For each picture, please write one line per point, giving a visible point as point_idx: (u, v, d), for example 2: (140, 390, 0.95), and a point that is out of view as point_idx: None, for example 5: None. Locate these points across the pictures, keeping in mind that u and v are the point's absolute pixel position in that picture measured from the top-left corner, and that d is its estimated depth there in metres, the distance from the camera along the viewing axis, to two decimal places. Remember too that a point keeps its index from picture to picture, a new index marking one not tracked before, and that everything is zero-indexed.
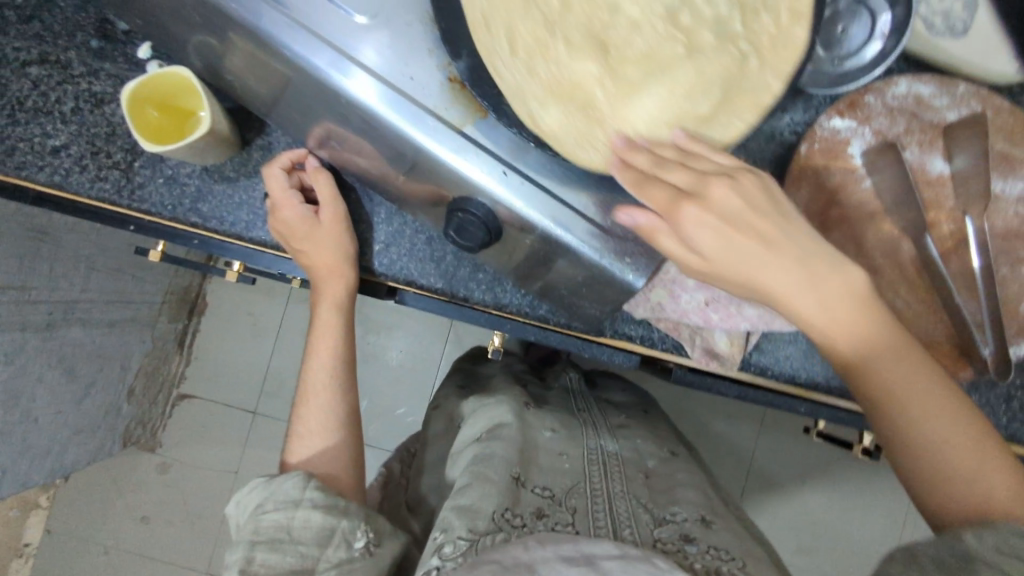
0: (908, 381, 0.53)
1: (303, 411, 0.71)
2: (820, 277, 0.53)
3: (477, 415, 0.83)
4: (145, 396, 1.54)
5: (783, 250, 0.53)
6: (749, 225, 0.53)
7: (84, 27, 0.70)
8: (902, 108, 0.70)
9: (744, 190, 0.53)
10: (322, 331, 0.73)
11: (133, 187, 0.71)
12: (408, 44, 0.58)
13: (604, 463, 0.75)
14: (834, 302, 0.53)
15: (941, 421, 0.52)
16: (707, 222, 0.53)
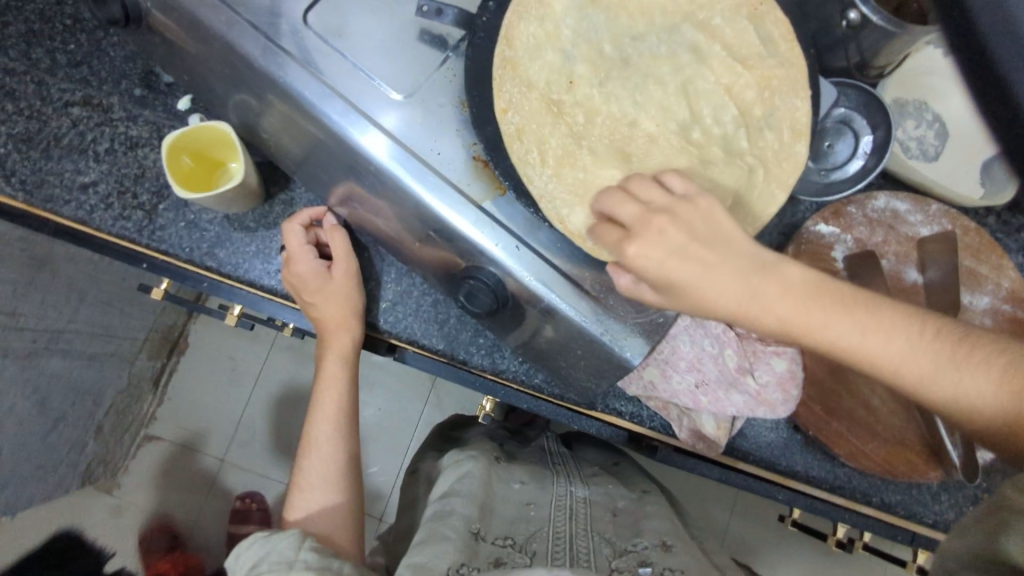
0: (892, 344, 0.45)
1: (303, 463, 0.72)
2: (764, 276, 0.47)
3: (452, 465, 0.84)
4: (111, 435, 1.50)
5: (724, 262, 0.48)
6: (694, 246, 0.48)
7: (130, 76, 0.74)
8: (881, 220, 0.77)
9: (684, 216, 0.49)
10: (327, 383, 0.74)
11: (154, 228, 0.73)
12: (438, 123, 0.63)
13: (572, 508, 0.77)
14: (786, 299, 0.47)
15: (939, 373, 0.44)
16: (652, 243, 0.48)
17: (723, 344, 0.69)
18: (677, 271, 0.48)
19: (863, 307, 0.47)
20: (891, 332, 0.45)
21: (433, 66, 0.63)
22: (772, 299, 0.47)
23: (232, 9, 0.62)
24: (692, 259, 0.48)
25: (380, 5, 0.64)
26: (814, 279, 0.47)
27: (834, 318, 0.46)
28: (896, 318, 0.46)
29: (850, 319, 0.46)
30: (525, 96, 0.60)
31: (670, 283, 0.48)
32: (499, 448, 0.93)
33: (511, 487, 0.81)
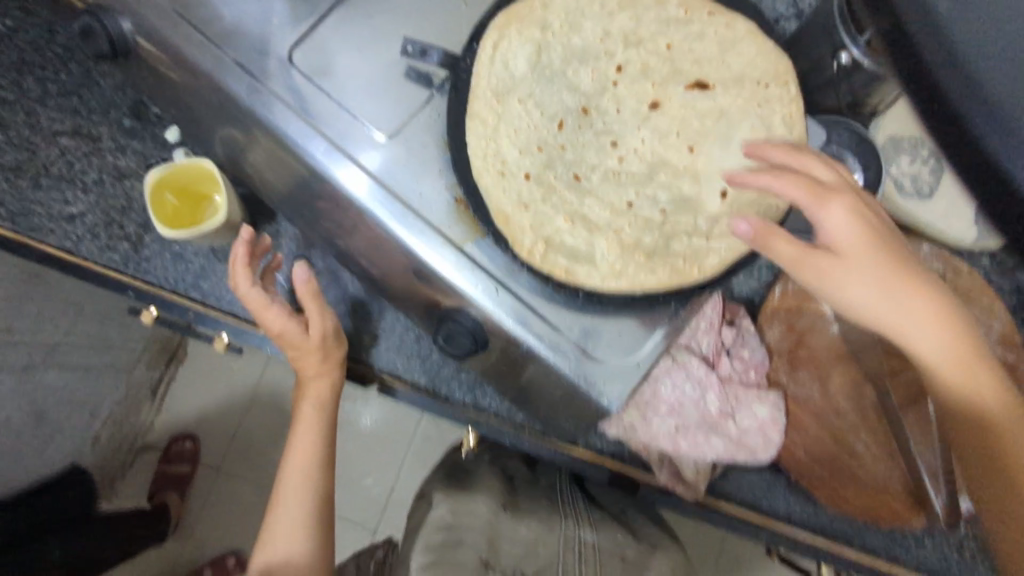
0: (872, 298, 0.49)
1: (276, 508, 0.73)
2: (887, 268, 0.49)
3: (443, 498, 0.84)
4: (109, 442, 1.49)
5: (851, 256, 0.49)
6: (865, 250, 0.49)
7: (120, 106, 0.75)
8: None
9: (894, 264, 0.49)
10: (302, 427, 0.74)
11: (140, 258, 0.74)
12: (421, 164, 0.63)
13: (581, 552, 0.83)
14: (885, 290, 0.49)
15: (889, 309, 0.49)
16: (852, 274, 0.49)
17: (704, 389, 0.69)
18: (879, 296, 0.49)
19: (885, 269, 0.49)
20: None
21: (417, 106, 0.63)
22: (857, 278, 0.49)
23: (219, 45, 0.62)
24: (852, 272, 0.49)
25: (368, 44, 0.64)
26: (854, 213, 0.50)
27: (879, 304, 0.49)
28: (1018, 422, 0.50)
29: (852, 273, 0.49)
30: (504, 140, 0.60)
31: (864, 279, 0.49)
32: (501, 480, 0.95)
33: (517, 529, 0.83)
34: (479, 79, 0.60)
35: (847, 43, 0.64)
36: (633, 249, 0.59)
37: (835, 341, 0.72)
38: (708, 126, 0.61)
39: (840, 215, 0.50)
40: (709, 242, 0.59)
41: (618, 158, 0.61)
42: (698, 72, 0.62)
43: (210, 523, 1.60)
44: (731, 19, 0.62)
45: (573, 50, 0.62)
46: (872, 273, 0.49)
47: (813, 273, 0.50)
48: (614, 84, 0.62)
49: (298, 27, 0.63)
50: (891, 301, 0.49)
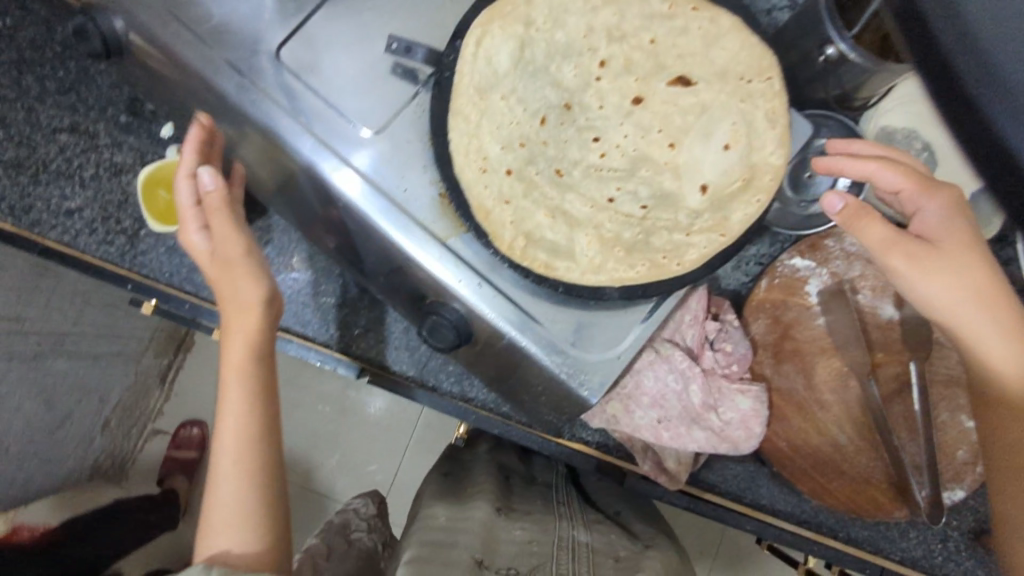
0: (955, 292, 0.55)
1: (212, 481, 0.63)
2: (976, 274, 0.56)
3: (433, 509, 0.87)
4: (118, 428, 1.53)
5: (944, 250, 0.56)
6: (953, 245, 0.56)
7: (116, 103, 0.76)
8: (860, 254, 0.74)
9: (976, 273, 0.55)
10: (232, 380, 0.63)
11: (136, 252, 0.75)
12: (406, 159, 0.64)
13: (573, 550, 0.80)
14: (970, 291, 0.55)
15: (965, 305, 0.55)
16: (939, 265, 0.56)
17: (687, 380, 0.69)
18: (954, 293, 0.55)
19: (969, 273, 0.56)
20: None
21: (402, 102, 0.64)
22: (949, 271, 0.55)
23: (209, 44, 0.63)
24: (941, 268, 0.56)
25: (355, 41, 0.64)
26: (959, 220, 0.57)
27: (957, 296, 0.55)
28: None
29: (944, 267, 0.56)
30: (484, 136, 0.60)
31: (947, 271, 0.55)
32: (496, 481, 0.96)
33: (511, 530, 0.82)
34: (463, 76, 0.60)
35: (834, 37, 0.64)
36: (613, 244, 0.60)
37: (821, 334, 0.73)
38: (688, 122, 0.62)
39: (938, 210, 0.57)
40: (689, 238, 0.60)
41: (600, 154, 0.61)
42: (680, 68, 0.62)
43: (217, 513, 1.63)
44: (715, 14, 0.61)
45: (556, 46, 0.62)
46: (970, 269, 0.55)
47: (905, 257, 0.56)
48: (596, 80, 0.62)
49: (286, 25, 0.64)
50: (971, 299, 0.55)
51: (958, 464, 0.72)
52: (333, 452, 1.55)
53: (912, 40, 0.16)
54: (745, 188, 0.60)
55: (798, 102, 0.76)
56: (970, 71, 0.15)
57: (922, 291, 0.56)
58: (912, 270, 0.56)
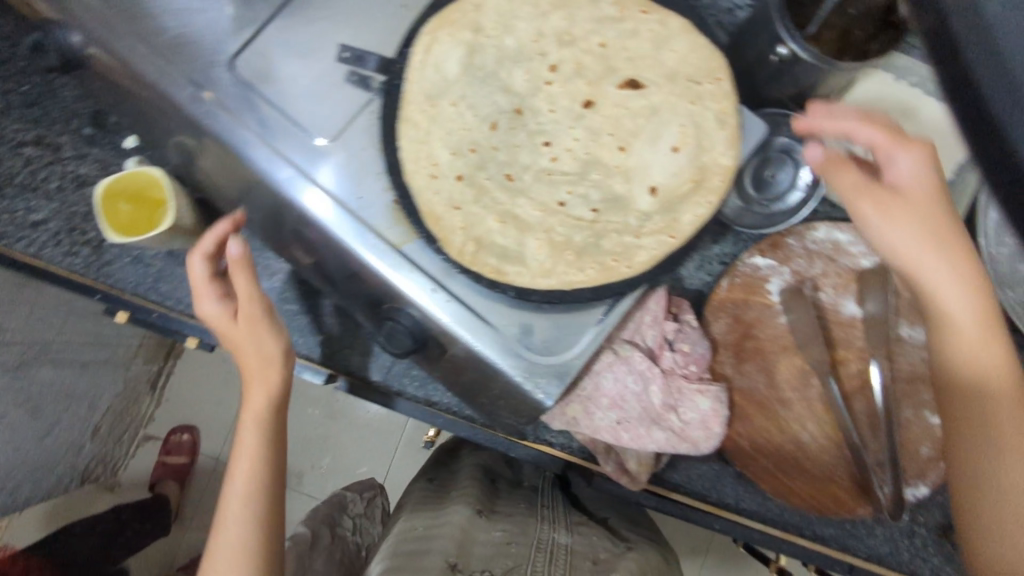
0: (921, 249, 0.54)
1: (219, 521, 0.65)
2: (943, 232, 0.54)
3: (415, 517, 0.88)
4: (110, 434, 1.54)
5: (913, 202, 0.54)
6: (924, 199, 0.54)
7: (80, 115, 0.77)
8: (821, 252, 0.75)
9: (942, 231, 0.54)
10: (247, 427, 0.66)
11: (102, 262, 0.76)
12: (362, 168, 0.64)
13: (551, 552, 0.80)
14: (935, 248, 0.54)
15: (929, 263, 0.54)
16: (906, 219, 0.54)
17: (647, 381, 0.69)
18: (918, 248, 0.54)
19: (937, 229, 0.54)
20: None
21: (356, 110, 0.64)
22: (915, 225, 0.54)
23: (162, 57, 0.62)
24: (909, 222, 0.54)
25: (308, 50, 0.64)
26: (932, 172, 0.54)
27: (921, 252, 0.54)
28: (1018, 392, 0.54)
29: (910, 220, 0.54)
30: (433, 143, 0.61)
31: (913, 225, 0.54)
32: (479, 485, 0.96)
33: (490, 530, 0.83)
34: (411, 84, 0.60)
35: (786, 37, 0.63)
36: (563, 249, 0.60)
37: (784, 332, 0.74)
38: (638, 125, 0.61)
39: (912, 165, 0.54)
40: (639, 239, 0.60)
41: (551, 158, 0.62)
42: (630, 71, 0.62)
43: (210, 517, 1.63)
44: (663, 16, 0.62)
45: (506, 51, 0.62)
46: (934, 224, 0.54)
47: (873, 209, 0.55)
48: (546, 84, 0.62)
49: (239, 35, 0.64)
50: (935, 255, 0.54)
51: (922, 461, 0.72)
52: (324, 455, 1.55)
53: (937, 46, 0.23)
54: (694, 189, 0.60)
55: (757, 101, 0.76)
56: (985, 65, 0.21)
57: (886, 242, 0.55)
58: (877, 222, 0.55)
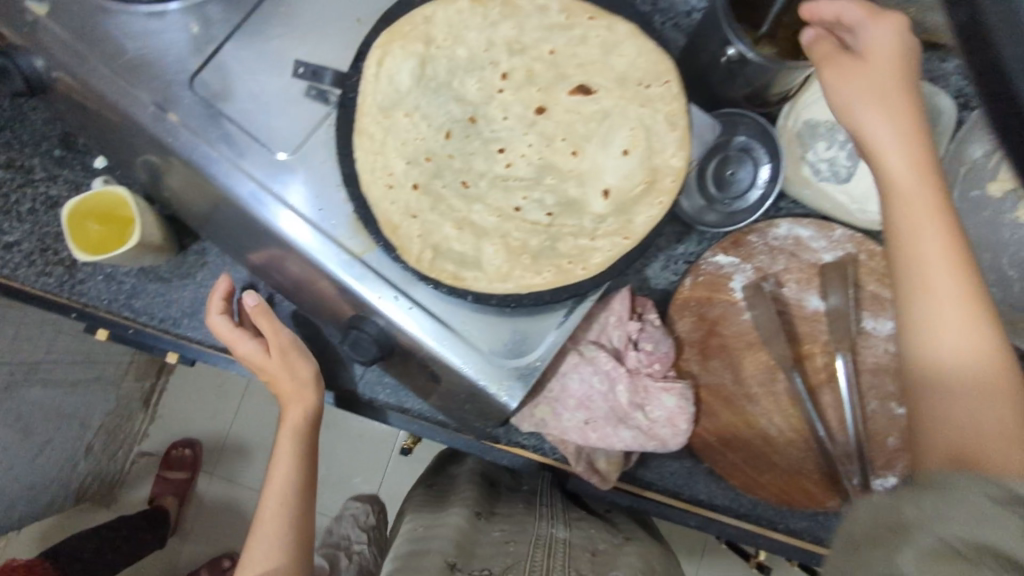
0: (871, 114, 0.52)
1: (255, 533, 0.70)
2: (902, 109, 0.52)
3: (419, 517, 0.86)
4: (104, 451, 1.51)
5: (876, 71, 0.52)
6: (892, 75, 0.52)
7: (50, 138, 0.81)
8: (783, 248, 0.76)
9: (899, 108, 0.52)
10: (284, 447, 0.73)
11: (74, 281, 0.81)
12: (324, 180, 0.64)
13: (551, 547, 0.76)
14: (888, 121, 0.52)
15: (877, 127, 0.52)
16: (860, 83, 0.52)
17: (613, 381, 0.70)
18: (865, 111, 0.52)
19: (897, 105, 0.52)
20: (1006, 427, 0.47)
21: (315, 123, 0.64)
22: (869, 91, 0.52)
23: (125, 78, 0.63)
24: (866, 85, 0.52)
25: (265, 65, 0.65)
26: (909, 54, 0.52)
27: (868, 119, 0.52)
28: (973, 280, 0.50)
29: (864, 85, 0.52)
30: (387, 154, 0.62)
31: (866, 88, 0.52)
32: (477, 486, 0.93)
33: (490, 533, 0.80)
34: (365, 96, 0.61)
35: (732, 38, 0.64)
36: (520, 253, 0.62)
37: (747, 329, 0.75)
38: (590, 129, 0.64)
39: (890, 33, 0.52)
40: (593, 242, 0.61)
41: (505, 164, 0.64)
42: (581, 76, 0.64)
43: (210, 529, 1.59)
44: (612, 21, 0.63)
45: (458, 62, 0.64)
46: (890, 98, 0.52)
47: (833, 70, 0.54)
48: (499, 92, 0.64)
49: (198, 54, 0.64)
50: (884, 122, 0.52)
51: (891, 451, 0.73)
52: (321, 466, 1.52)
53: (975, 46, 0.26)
54: (647, 190, 0.61)
55: (712, 102, 0.77)
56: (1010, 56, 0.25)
57: (838, 99, 0.53)
58: (833, 78, 0.53)
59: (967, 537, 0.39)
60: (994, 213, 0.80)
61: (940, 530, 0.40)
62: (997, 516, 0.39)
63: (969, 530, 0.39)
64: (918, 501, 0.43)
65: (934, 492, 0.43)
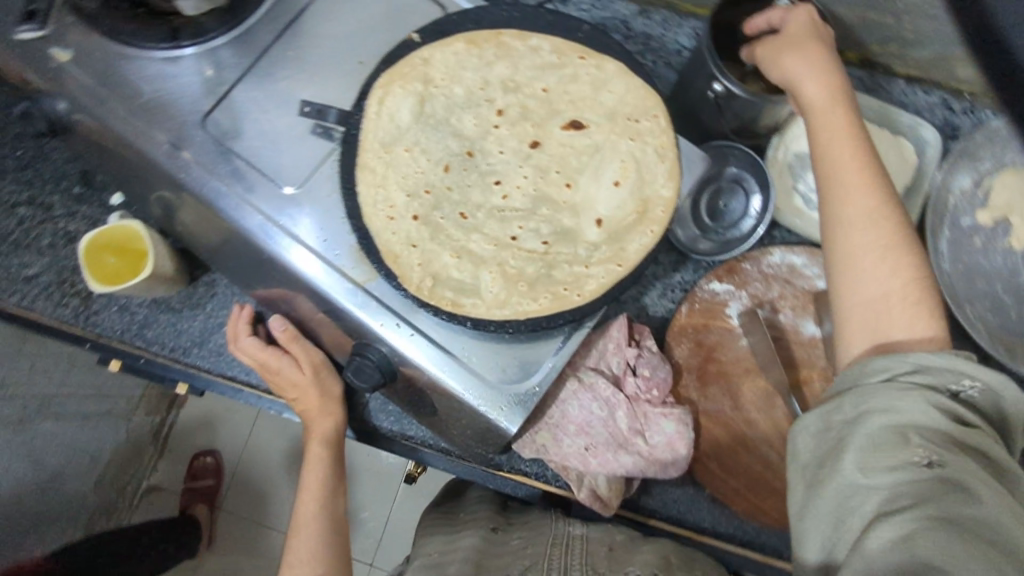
0: (792, 55, 0.62)
1: (292, 541, 0.72)
2: (819, 52, 0.62)
3: (432, 542, 0.74)
4: (110, 488, 1.32)
5: (795, 29, 0.64)
6: (808, 31, 0.64)
7: (69, 176, 0.85)
8: (777, 275, 0.78)
9: (814, 48, 0.62)
10: (313, 462, 0.75)
11: (89, 312, 0.84)
12: (330, 214, 0.66)
13: (567, 545, 0.68)
14: (806, 58, 0.62)
15: (795, 61, 0.62)
16: (782, 37, 0.64)
17: (613, 407, 0.71)
18: (788, 51, 0.63)
19: (813, 47, 0.62)
20: (910, 311, 0.53)
21: (321, 158, 0.67)
22: (790, 40, 0.63)
23: (141, 118, 0.67)
24: (787, 37, 0.64)
25: (274, 105, 0.68)
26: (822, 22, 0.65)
27: (790, 57, 0.62)
28: (883, 183, 0.57)
29: (786, 39, 0.64)
30: (386, 187, 0.64)
31: (789, 37, 0.64)
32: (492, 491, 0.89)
33: (507, 543, 0.70)
34: (368, 133, 0.64)
35: (718, 74, 0.67)
36: (517, 280, 0.64)
37: (744, 354, 0.76)
38: (583, 162, 0.67)
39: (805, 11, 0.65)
40: (588, 269, 0.63)
41: (502, 196, 0.66)
42: (573, 112, 0.67)
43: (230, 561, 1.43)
44: (600, 60, 0.67)
45: (456, 100, 0.67)
46: (807, 42, 0.63)
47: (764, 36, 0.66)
48: (494, 127, 0.67)
49: (210, 95, 0.68)
50: (802, 56, 0.62)
51: None
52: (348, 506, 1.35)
53: None
54: (639, 219, 0.64)
55: (703, 135, 0.80)
56: None
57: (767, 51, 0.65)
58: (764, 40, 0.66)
59: (892, 425, 0.47)
60: (985, 239, 0.82)
61: (867, 426, 0.48)
62: (908, 397, 0.47)
63: (892, 418, 0.47)
64: (841, 408, 0.50)
65: (850, 393, 0.51)
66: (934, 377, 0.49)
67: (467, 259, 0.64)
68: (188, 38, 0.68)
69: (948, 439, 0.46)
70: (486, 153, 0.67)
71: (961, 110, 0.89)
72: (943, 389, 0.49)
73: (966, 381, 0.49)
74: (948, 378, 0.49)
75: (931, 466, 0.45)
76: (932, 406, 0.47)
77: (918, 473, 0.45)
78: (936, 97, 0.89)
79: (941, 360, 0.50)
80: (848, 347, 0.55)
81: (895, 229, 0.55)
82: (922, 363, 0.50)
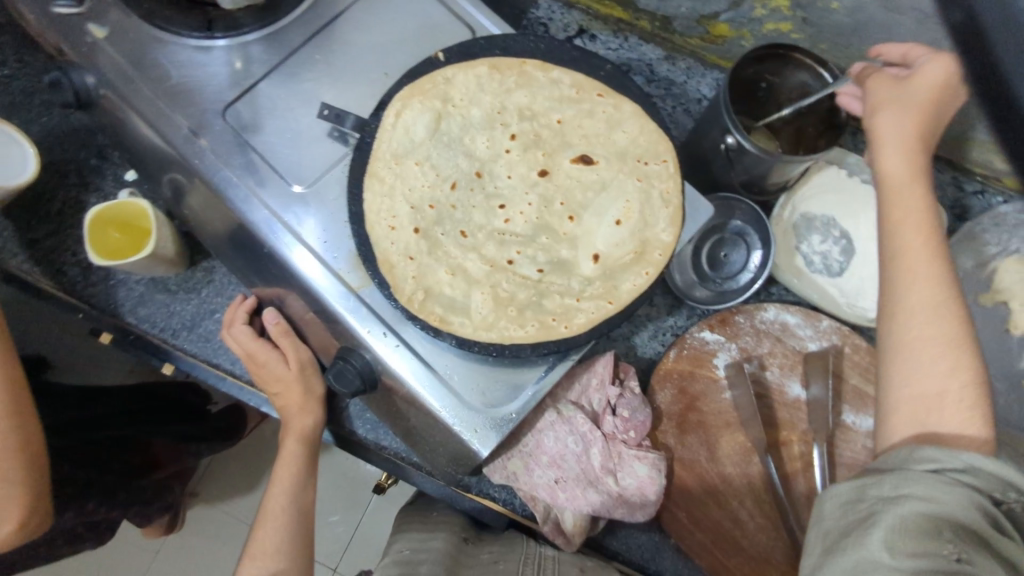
0: (897, 121, 0.58)
1: (258, 533, 0.73)
2: (928, 126, 0.57)
3: (405, 538, 0.75)
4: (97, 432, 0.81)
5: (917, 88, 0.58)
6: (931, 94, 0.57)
7: (88, 148, 0.88)
8: (769, 331, 0.78)
9: (925, 120, 0.57)
10: (282, 465, 0.76)
11: (87, 283, 0.86)
12: (333, 216, 0.67)
13: (541, 565, 0.68)
14: (913, 130, 0.57)
15: (897, 129, 0.58)
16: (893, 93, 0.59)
17: (588, 443, 0.71)
18: (893, 114, 0.58)
19: (926, 118, 0.57)
20: (962, 414, 0.51)
21: (332, 161, 0.68)
22: (905, 101, 0.58)
23: (164, 101, 0.69)
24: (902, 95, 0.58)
25: (294, 104, 0.70)
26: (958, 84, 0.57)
27: (896, 123, 0.58)
28: (952, 282, 0.54)
29: (900, 97, 0.58)
30: (390, 197, 0.65)
31: (904, 97, 0.58)
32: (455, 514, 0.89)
33: (477, 556, 0.71)
34: (380, 142, 0.65)
35: (731, 128, 0.68)
36: (506, 304, 0.64)
37: (727, 407, 0.76)
38: (588, 198, 0.67)
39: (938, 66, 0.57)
40: (579, 302, 0.64)
41: (504, 219, 0.67)
42: (584, 146, 0.68)
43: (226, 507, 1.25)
44: (618, 100, 0.67)
45: (471, 121, 0.69)
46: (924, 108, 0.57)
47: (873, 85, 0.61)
48: (506, 151, 0.68)
49: (235, 87, 0.70)
50: (911, 125, 0.57)
51: None
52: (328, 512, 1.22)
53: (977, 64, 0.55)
54: (635, 259, 0.65)
55: (711, 185, 0.81)
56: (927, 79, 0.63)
57: (874, 104, 0.60)
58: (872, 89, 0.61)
59: (927, 513, 0.46)
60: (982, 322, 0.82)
61: (902, 508, 0.46)
62: (953, 492, 0.46)
63: (929, 507, 0.46)
64: (879, 485, 0.49)
65: (891, 473, 0.49)
66: (981, 480, 0.47)
67: (459, 279, 0.65)
68: (222, 30, 0.70)
69: (982, 540, 0.45)
70: (495, 176, 0.68)
71: (972, 192, 0.90)
72: (988, 494, 0.47)
73: (1012, 492, 0.47)
74: (994, 485, 0.47)
75: (960, 562, 0.44)
76: (976, 505, 0.46)
77: (948, 567, 0.44)
78: (949, 176, 0.90)
79: (990, 462, 0.48)
80: (889, 435, 0.54)
81: (958, 327, 0.53)
82: (971, 463, 0.48)
